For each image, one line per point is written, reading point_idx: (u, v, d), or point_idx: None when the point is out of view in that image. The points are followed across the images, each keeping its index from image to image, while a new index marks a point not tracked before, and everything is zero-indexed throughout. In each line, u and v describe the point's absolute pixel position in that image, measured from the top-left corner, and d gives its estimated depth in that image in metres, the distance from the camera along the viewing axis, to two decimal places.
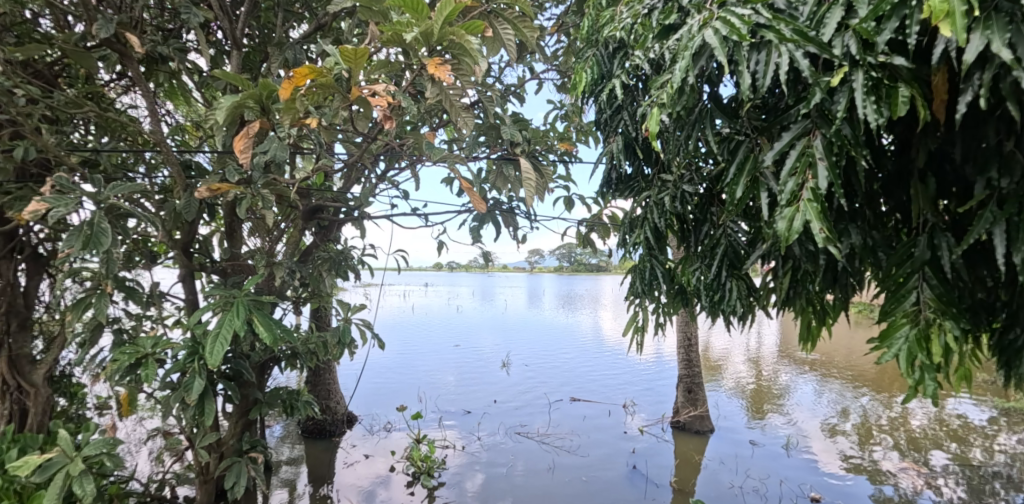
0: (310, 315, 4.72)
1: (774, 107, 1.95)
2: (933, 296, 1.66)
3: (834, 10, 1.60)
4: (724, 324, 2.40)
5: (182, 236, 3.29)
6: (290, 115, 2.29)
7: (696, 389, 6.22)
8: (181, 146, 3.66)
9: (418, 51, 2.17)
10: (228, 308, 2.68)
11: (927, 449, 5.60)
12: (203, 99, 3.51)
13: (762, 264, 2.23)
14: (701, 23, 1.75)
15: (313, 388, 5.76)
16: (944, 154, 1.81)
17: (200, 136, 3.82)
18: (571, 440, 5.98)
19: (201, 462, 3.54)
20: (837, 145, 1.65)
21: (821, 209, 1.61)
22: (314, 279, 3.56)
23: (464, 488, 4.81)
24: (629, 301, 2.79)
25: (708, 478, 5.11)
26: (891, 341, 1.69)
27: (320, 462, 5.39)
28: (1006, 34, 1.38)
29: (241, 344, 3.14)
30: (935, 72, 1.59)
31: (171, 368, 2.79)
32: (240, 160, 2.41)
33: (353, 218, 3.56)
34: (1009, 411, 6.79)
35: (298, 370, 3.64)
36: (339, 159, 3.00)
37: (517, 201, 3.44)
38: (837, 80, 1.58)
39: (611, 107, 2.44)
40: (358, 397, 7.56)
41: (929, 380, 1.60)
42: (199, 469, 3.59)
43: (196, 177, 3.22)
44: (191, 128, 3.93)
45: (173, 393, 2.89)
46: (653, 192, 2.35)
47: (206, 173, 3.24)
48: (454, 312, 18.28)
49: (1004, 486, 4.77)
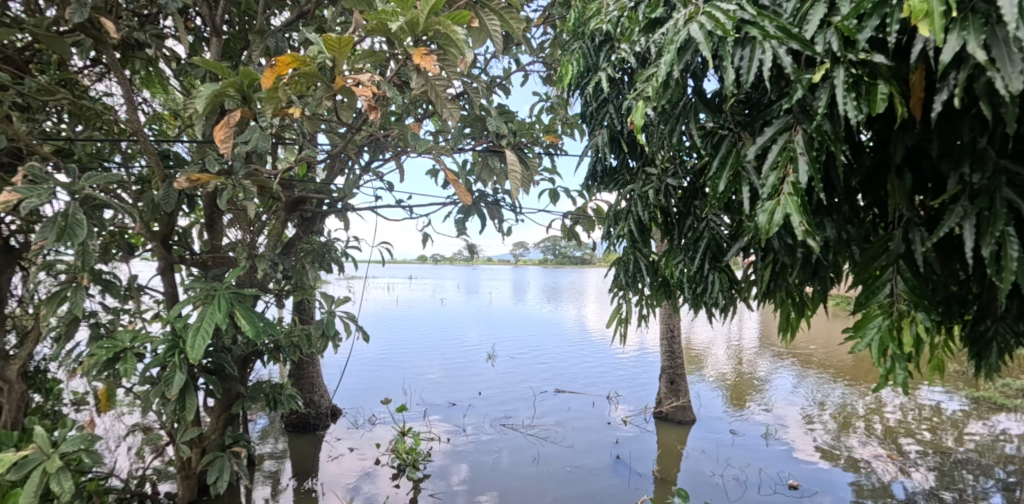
0: (294, 307, 4.71)
1: (758, 102, 1.98)
2: (906, 289, 1.69)
3: (818, 6, 1.62)
4: (707, 316, 2.44)
5: (160, 228, 3.24)
6: (272, 104, 2.27)
7: (678, 379, 6.30)
8: (159, 135, 3.61)
9: (404, 41, 2.15)
10: (210, 301, 2.66)
11: (900, 437, 5.75)
12: (182, 88, 3.47)
13: (744, 258, 2.27)
14: (687, 18, 1.76)
15: (297, 381, 5.75)
16: (921, 151, 1.86)
17: (178, 125, 3.77)
18: (555, 431, 6.04)
19: (183, 458, 3.52)
20: (817, 140, 1.67)
21: (801, 203, 1.63)
22: (297, 271, 3.56)
23: (450, 480, 4.84)
24: (614, 294, 2.80)
25: (690, 468, 5.18)
26: (864, 331, 1.72)
27: (304, 456, 5.37)
28: (983, 34, 1.34)
29: (223, 337, 3.12)
30: (914, 70, 1.61)
31: (151, 363, 2.75)
32: (220, 150, 2.37)
33: (337, 210, 3.56)
34: (979, 401, 7.01)
35: (281, 364, 3.63)
36: (322, 150, 3.00)
37: (501, 193, 3.46)
38: (819, 77, 1.60)
39: (598, 100, 2.48)
40: (342, 390, 7.52)
41: (900, 370, 1.64)
42: (180, 465, 3.56)
43: (175, 168, 3.16)
44: (169, 118, 3.87)
45: (153, 388, 2.87)
46: (638, 185, 2.38)
47: (185, 163, 3.19)
48: (439, 306, 18.21)
49: (974, 472, 4.93)
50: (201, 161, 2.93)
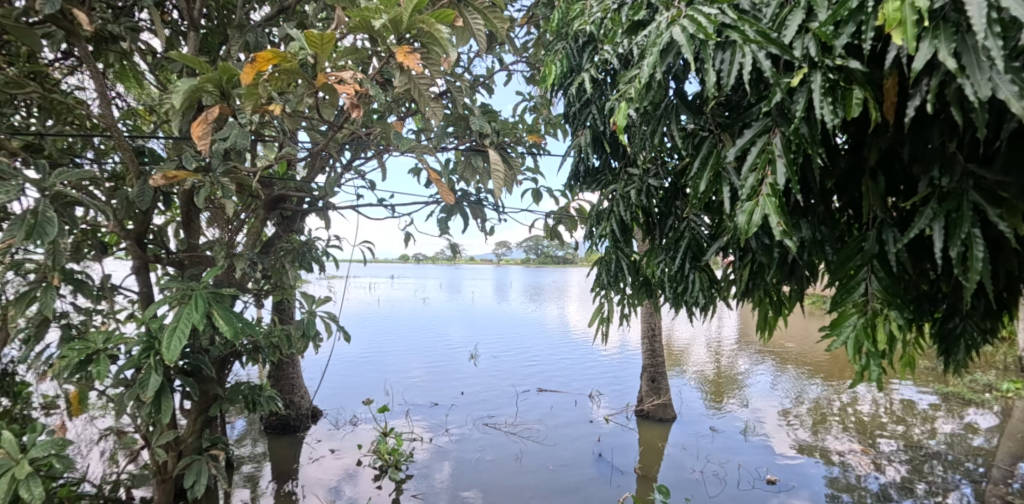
0: (273, 307, 4.67)
1: (737, 104, 2.02)
2: (880, 288, 1.74)
3: (796, 12, 1.65)
4: (687, 315, 2.48)
5: (134, 227, 3.18)
6: (252, 101, 2.24)
7: (659, 377, 6.37)
8: (133, 131, 3.54)
9: (387, 39, 2.15)
10: (186, 301, 2.62)
11: (873, 432, 5.89)
12: (158, 82, 3.41)
13: (723, 258, 2.31)
14: (669, 21, 1.79)
15: (277, 382, 5.68)
16: (893, 154, 1.91)
17: (154, 121, 3.70)
18: (537, 430, 6.07)
19: (159, 462, 3.46)
20: (795, 143, 1.71)
21: (779, 204, 1.67)
22: (276, 271, 3.53)
23: (433, 480, 4.84)
24: (596, 293, 2.83)
25: (671, 465, 5.25)
26: (840, 329, 1.76)
27: (284, 459, 5.32)
28: (953, 43, 1.37)
29: (200, 339, 3.08)
30: (888, 76, 1.65)
31: (125, 364, 2.70)
32: (198, 147, 2.33)
33: (317, 208, 3.54)
34: (948, 396, 7.22)
35: (260, 365, 3.59)
36: (303, 148, 2.97)
37: (484, 193, 3.47)
38: (796, 81, 1.64)
39: (580, 101, 2.51)
40: (322, 391, 7.46)
41: (874, 366, 1.69)
42: (155, 469, 3.49)
43: (150, 164, 3.10)
44: (144, 113, 3.80)
45: (127, 391, 2.82)
46: (620, 185, 2.42)
47: (161, 160, 3.13)
48: (421, 305, 18.15)
49: (943, 464, 5.07)
50: (178, 158, 2.89)
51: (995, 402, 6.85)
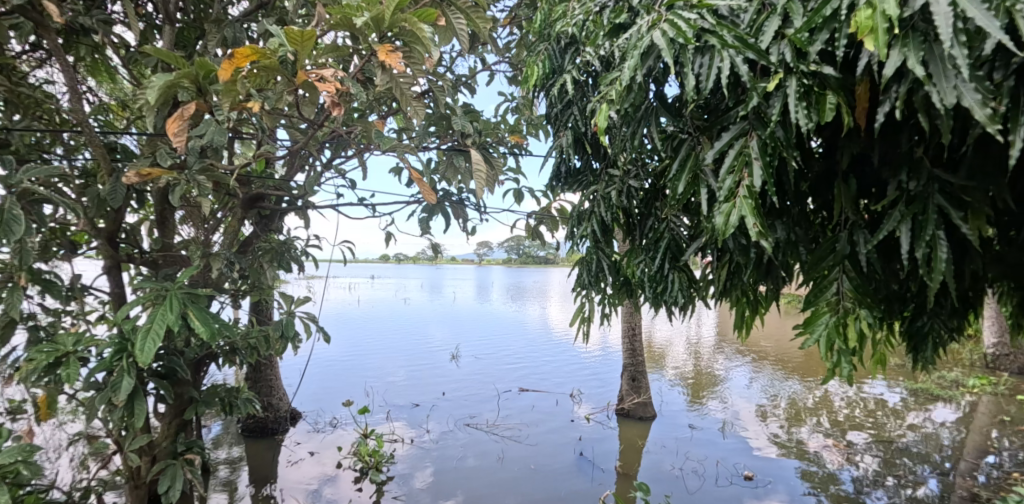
0: (251, 308, 4.61)
1: (716, 108, 2.05)
2: (851, 288, 1.79)
3: (772, 19, 1.69)
4: (667, 315, 2.52)
5: (106, 225, 3.11)
6: (230, 98, 2.20)
7: (639, 376, 6.44)
8: (105, 126, 3.47)
9: (369, 37, 2.15)
10: (160, 302, 2.58)
11: (846, 428, 6.03)
12: (131, 77, 3.35)
13: (702, 258, 2.35)
14: (650, 25, 1.81)
15: (254, 384, 5.61)
16: (865, 158, 1.97)
17: (127, 117, 3.63)
18: (519, 430, 6.09)
19: (132, 467, 3.39)
20: (770, 146, 1.75)
21: (755, 206, 1.71)
22: (253, 271, 3.49)
23: (414, 481, 4.82)
24: (577, 293, 2.85)
25: (650, 462, 5.30)
26: (813, 327, 1.81)
27: (262, 463, 5.26)
28: (921, 51, 1.42)
29: (175, 340, 3.03)
30: (860, 82, 1.69)
31: (96, 367, 2.64)
32: (175, 143, 2.32)
33: (297, 207, 3.51)
34: (918, 392, 7.42)
35: (237, 367, 3.54)
36: (282, 146, 2.95)
37: (466, 193, 3.48)
38: (772, 86, 1.68)
39: (562, 102, 2.54)
40: (301, 393, 7.38)
41: (844, 363, 1.74)
42: (128, 475, 3.42)
43: (122, 161, 3.04)
44: (116, 108, 3.72)
45: (99, 394, 2.77)
46: (601, 186, 2.45)
47: (134, 157, 3.07)
48: (402, 306, 18.05)
49: (913, 458, 5.22)
50: (152, 155, 2.84)
51: (962, 398, 7.07)
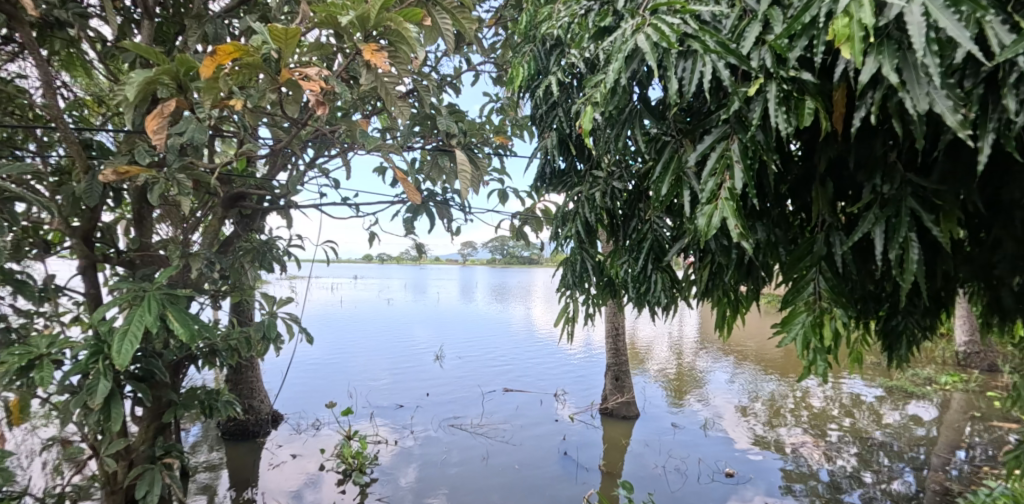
0: (231, 309, 4.56)
1: (698, 111, 2.09)
2: (827, 287, 1.83)
3: (753, 25, 1.73)
4: (650, 314, 2.56)
5: (81, 224, 3.05)
6: (211, 95, 2.20)
7: (623, 376, 6.50)
8: (80, 122, 3.40)
9: (353, 36, 2.14)
10: (138, 303, 2.54)
11: (824, 425, 6.15)
12: (108, 72, 3.29)
13: (684, 259, 2.39)
14: (635, 28, 1.83)
15: (235, 386, 5.55)
16: (842, 162, 2.02)
17: (103, 113, 3.56)
18: (503, 430, 6.11)
19: (108, 472, 3.33)
20: (750, 149, 1.79)
21: (736, 207, 1.74)
22: (234, 271, 3.45)
23: (397, 483, 4.81)
24: (561, 293, 2.87)
25: (633, 461, 5.35)
26: (790, 326, 1.85)
27: (243, 466, 5.20)
28: (895, 59, 1.46)
29: (154, 341, 2.99)
30: (837, 88, 1.74)
31: (70, 370, 2.59)
32: (153, 141, 2.28)
33: (279, 206, 3.48)
34: (893, 389, 7.59)
35: (217, 369, 3.50)
36: (264, 145, 2.92)
37: (450, 193, 3.48)
38: (753, 90, 1.71)
39: (547, 103, 2.56)
40: (284, 395, 7.31)
41: (820, 361, 1.79)
42: (103, 481, 3.32)
43: (98, 158, 2.98)
44: (92, 104, 3.65)
45: (74, 398, 2.72)
46: (586, 188, 2.48)
47: (110, 155, 3.01)
48: (385, 306, 17.97)
49: (888, 454, 5.33)
50: (130, 153, 2.80)
51: (935, 394, 7.26)
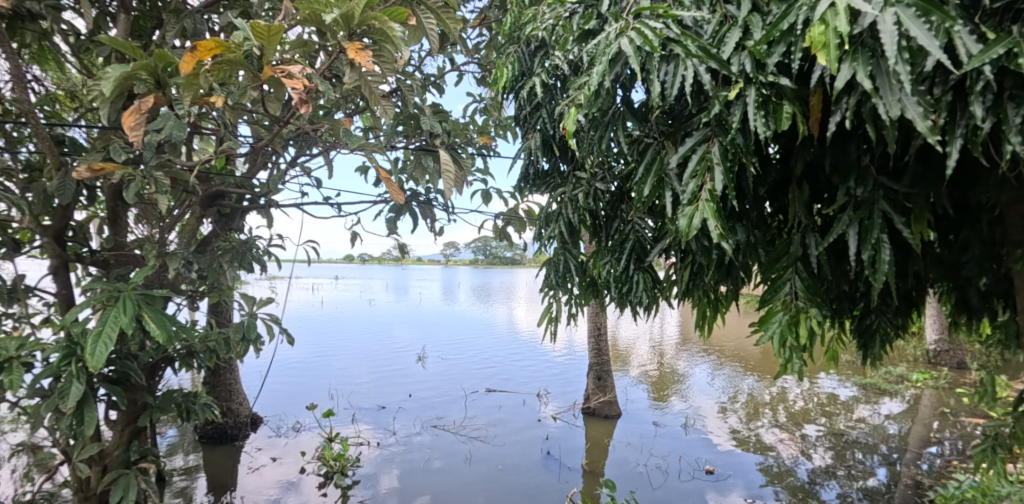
0: (210, 309, 4.50)
1: (680, 114, 2.13)
2: (803, 287, 1.88)
3: (733, 31, 1.77)
4: (632, 314, 2.59)
5: (52, 222, 2.99)
6: (190, 92, 2.18)
7: (605, 375, 6.55)
8: (52, 117, 3.32)
9: (337, 34, 2.13)
10: (113, 304, 2.49)
11: (801, 423, 6.27)
12: (81, 67, 3.22)
13: (665, 259, 2.43)
14: (618, 32, 1.86)
15: (213, 389, 5.48)
16: (818, 165, 2.08)
17: (76, 108, 3.48)
18: (486, 431, 6.12)
19: (81, 478, 3.26)
20: (730, 152, 1.83)
21: (716, 209, 1.78)
22: (212, 271, 3.41)
23: (379, 484, 4.79)
24: (544, 293, 2.89)
25: (615, 460, 5.40)
26: (767, 325, 1.89)
27: (221, 470, 5.14)
28: (869, 66, 1.51)
29: (129, 343, 2.94)
30: (814, 93, 1.78)
31: (42, 373, 2.53)
32: (130, 138, 2.27)
33: (259, 205, 3.45)
34: (867, 386, 7.77)
35: (194, 371, 3.46)
36: (244, 143, 2.89)
37: (434, 193, 3.48)
38: (733, 94, 1.75)
39: (531, 104, 2.59)
40: (264, 397, 7.23)
41: (796, 359, 1.83)
42: (76, 486, 3.26)
43: (71, 155, 2.92)
44: (64, 98, 3.57)
45: (45, 401, 2.66)
46: (569, 189, 2.51)
47: (84, 151, 2.95)
48: (367, 306, 17.85)
49: (863, 450, 5.46)
50: (105, 150, 2.75)
51: (907, 391, 7.45)
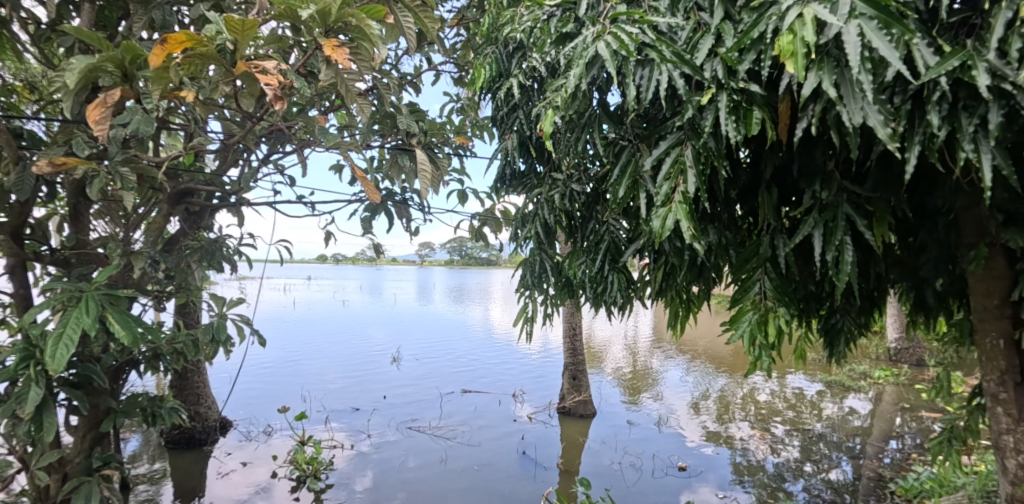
0: (177, 311, 4.40)
1: (654, 117, 2.18)
2: (772, 287, 1.93)
3: (706, 37, 1.82)
4: (607, 314, 2.63)
5: (8, 219, 2.88)
6: (160, 85, 2.14)
7: (580, 375, 6.61)
8: (10, 109, 3.20)
9: (314, 31, 2.12)
10: (74, 304, 2.41)
11: (769, 420, 6.43)
12: (42, 57, 3.11)
13: (639, 260, 2.48)
14: (595, 35, 1.89)
15: (180, 392, 5.37)
16: (785, 169, 2.15)
17: (36, 100, 3.36)
18: (461, 431, 6.14)
19: (39, 487, 3.14)
20: (702, 155, 1.88)
21: (689, 210, 1.82)
22: (180, 271, 3.35)
23: (353, 487, 4.76)
24: (520, 294, 2.92)
25: (589, 459, 5.45)
26: (738, 324, 1.94)
27: (188, 476, 5.05)
28: (834, 75, 1.57)
29: (91, 346, 2.86)
30: (782, 99, 1.84)
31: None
32: (95, 132, 2.21)
33: (230, 203, 3.39)
34: (833, 383, 8.00)
35: (161, 375, 3.39)
36: (215, 139, 2.85)
37: (410, 193, 3.48)
38: (705, 99, 1.80)
39: (508, 105, 2.62)
40: (233, 400, 7.10)
41: (765, 357, 1.87)
42: (33, 496, 3.14)
43: (31, 148, 2.82)
44: (23, 90, 3.44)
45: (2, 406, 2.57)
46: (545, 189, 2.54)
47: (45, 145, 2.85)
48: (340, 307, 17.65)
49: (828, 445, 5.63)
50: (67, 144, 2.67)
51: (870, 388, 7.70)
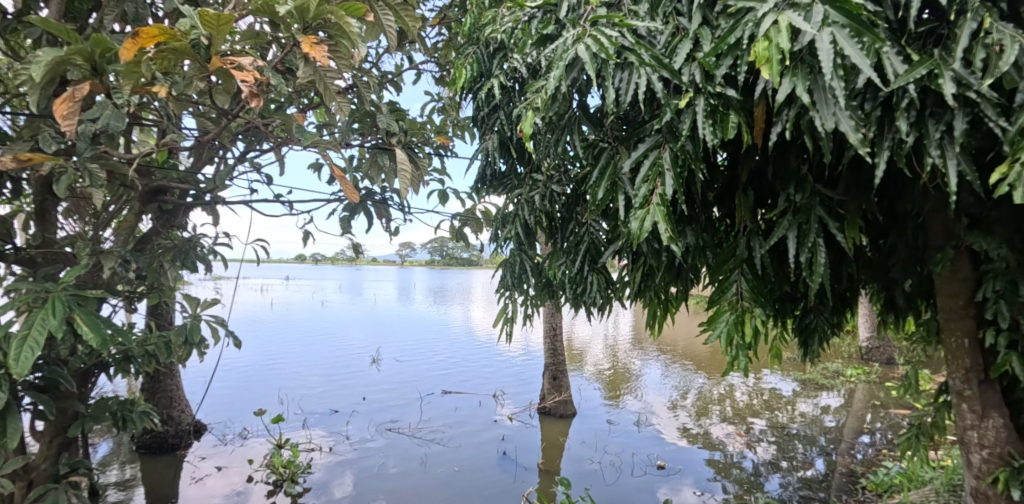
0: (150, 311, 4.31)
1: (633, 120, 2.20)
2: (748, 288, 1.96)
3: (684, 42, 1.85)
4: (586, 314, 2.65)
5: None
6: (131, 80, 2.09)
7: (560, 375, 6.64)
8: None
9: (291, 27, 2.09)
10: (40, 305, 2.34)
11: (745, 418, 6.53)
12: (7, 49, 3.01)
13: (618, 261, 2.50)
14: (575, 38, 1.90)
15: (152, 395, 5.25)
16: (761, 172, 2.19)
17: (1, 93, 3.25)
18: (441, 433, 6.14)
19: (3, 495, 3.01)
20: (680, 158, 1.91)
21: (667, 212, 1.84)
22: (152, 271, 3.28)
23: (331, 490, 4.72)
24: (500, 294, 2.93)
25: (569, 458, 5.48)
26: (715, 324, 1.96)
27: (162, 481, 4.97)
28: (807, 81, 1.61)
29: (59, 348, 2.78)
30: (758, 104, 1.88)
31: None
32: (62, 127, 2.14)
33: (205, 202, 3.33)
34: (807, 381, 8.17)
35: (132, 378, 3.32)
36: (190, 137, 2.80)
37: (390, 192, 3.46)
38: (683, 103, 1.82)
39: (489, 105, 2.62)
40: (209, 402, 6.97)
41: (741, 357, 1.90)
42: None
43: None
44: None
45: None
46: (526, 190, 2.55)
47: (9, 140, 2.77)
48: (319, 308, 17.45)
49: (802, 442, 5.74)
50: (33, 139, 2.59)
51: (842, 386, 7.87)
